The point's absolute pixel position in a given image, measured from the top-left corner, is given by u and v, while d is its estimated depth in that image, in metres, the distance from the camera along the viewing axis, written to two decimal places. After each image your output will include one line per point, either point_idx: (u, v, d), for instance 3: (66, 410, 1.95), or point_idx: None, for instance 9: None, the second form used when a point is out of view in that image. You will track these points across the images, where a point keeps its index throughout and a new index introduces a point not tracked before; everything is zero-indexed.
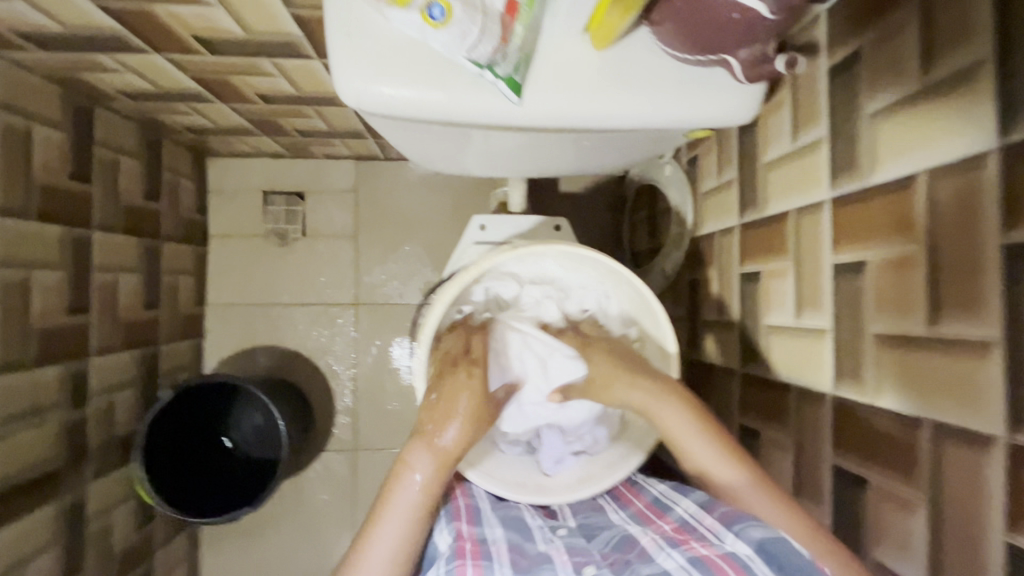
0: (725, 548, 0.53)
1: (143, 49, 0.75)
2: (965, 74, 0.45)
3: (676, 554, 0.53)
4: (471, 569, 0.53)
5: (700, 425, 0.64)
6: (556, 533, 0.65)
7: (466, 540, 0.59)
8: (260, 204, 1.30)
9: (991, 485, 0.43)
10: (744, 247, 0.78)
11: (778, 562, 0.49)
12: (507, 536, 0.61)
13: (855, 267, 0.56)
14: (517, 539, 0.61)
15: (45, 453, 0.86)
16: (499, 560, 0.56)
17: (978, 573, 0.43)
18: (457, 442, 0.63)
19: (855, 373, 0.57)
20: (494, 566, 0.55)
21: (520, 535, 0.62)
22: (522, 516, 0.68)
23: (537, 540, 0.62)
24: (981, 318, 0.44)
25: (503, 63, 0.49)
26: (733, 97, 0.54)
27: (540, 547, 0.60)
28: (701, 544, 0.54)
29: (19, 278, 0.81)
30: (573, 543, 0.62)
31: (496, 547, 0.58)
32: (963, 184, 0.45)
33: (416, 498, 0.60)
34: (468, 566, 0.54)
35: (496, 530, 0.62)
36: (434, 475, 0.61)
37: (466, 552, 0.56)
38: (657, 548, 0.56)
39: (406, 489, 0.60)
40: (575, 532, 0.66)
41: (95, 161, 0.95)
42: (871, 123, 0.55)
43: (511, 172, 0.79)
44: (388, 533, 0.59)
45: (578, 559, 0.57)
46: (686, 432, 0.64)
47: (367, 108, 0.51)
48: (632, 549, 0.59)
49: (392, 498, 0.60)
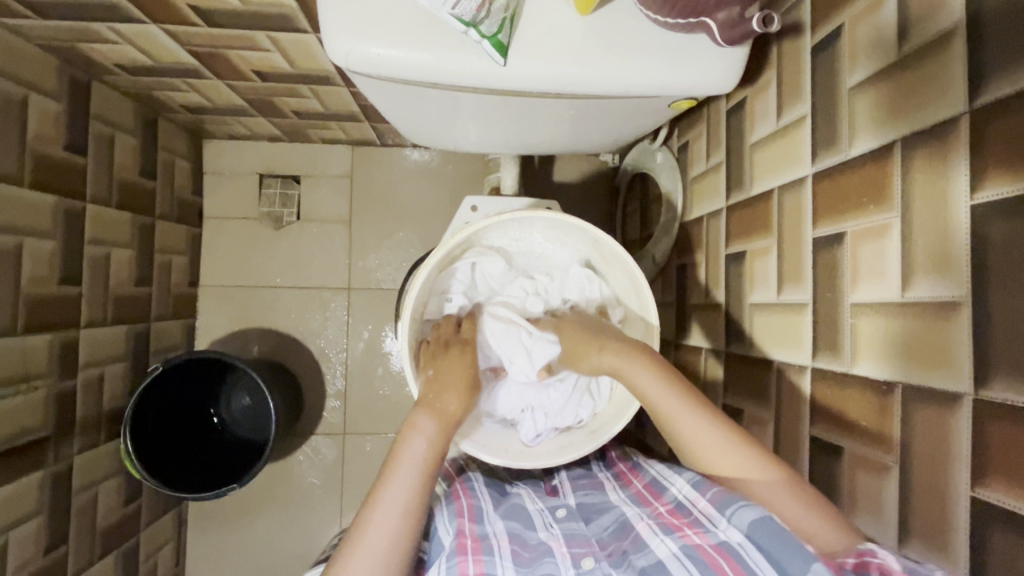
0: (718, 535, 0.54)
1: (139, 18, 0.76)
2: (938, 42, 0.46)
3: (670, 541, 0.56)
4: (471, 566, 0.56)
5: (667, 381, 0.64)
6: (555, 516, 0.68)
7: (465, 536, 0.60)
8: (255, 187, 1.31)
9: (958, 442, 0.43)
10: (730, 228, 0.79)
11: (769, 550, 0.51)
12: (508, 527, 0.63)
13: (833, 239, 0.57)
14: (517, 529, 0.63)
15: (32, 420, 0.86)
16: (500, 554, 0.58)
17: (945, 530, 0.44)
18: (456, 406, 0.67)
19: (832, 343, 0.57)
20: (495, 562, 0.57)
21: (521, 524, 0.64)
22: (522, 502, 0.70)
23: (537, 528, 0.64)
24: (950, 280, 0.44)
25: (487, 22, 0.50)
26: (717, 66, 0.55)
27: (540, 535, 0.62)
28: (694, 531, 0.56)
29: (10, 244, 0.82)
30: (571, 530, 0.64)
31: (497, 541, 0.60)
32: (934, 150, 0.46)
33: (421, 459, 0.62)
34: (468, 563, 0.56)
35: (497, 522, 0.64)
36: (437, 435, 0.64)
37: (466, 547, 0.58)
38: (651, 534, 0.58)
39: (412, 450, 0.62)
40: (574, 515, 0.68)
41: (90, 133, 0.96)
42: (851, 96, 0.56)
43: (500, 143, 0.80)
44: (395, 491, 0.60)
45: (578, 551, 0.60)
46: (658, 393, 0.63)
47: (356, 68, 0.53)
48: (627, 537, 0.61)
49: (397, 459, 0.62)
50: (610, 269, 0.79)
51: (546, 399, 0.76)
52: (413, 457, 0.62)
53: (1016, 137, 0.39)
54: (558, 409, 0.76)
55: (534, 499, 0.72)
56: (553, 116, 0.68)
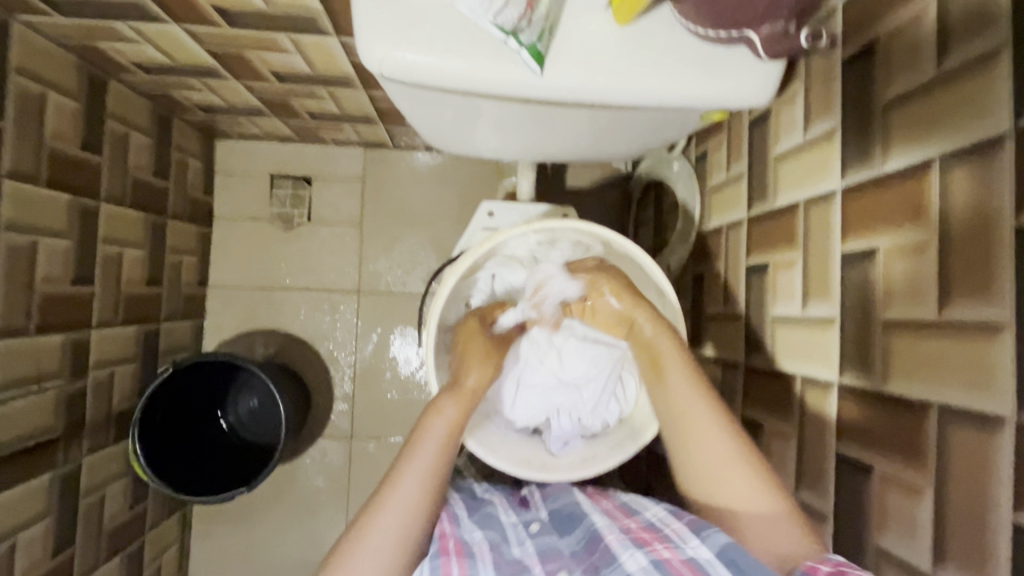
0: (687, 552, 0.54)
1: (161, 18, 0.75)
2: (982, 60, 0.45)
3: (640, 555, 0.55)
4: (455, 569, 0.56)
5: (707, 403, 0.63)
6: (529, 530, 0.67)
7: (446, 539, 0.60)
8: (266, 188, 1.30)
9: (1000, 465, 0.43)
10: (751, 240, 0.79)
11: (739, 566, 0.51)
12: (486, 537, 0.62)
13: (865, 254, 0.57)
14: (496, 539, 0.63)
15: (43, 421, 0.85)
16: (482, 561, 0.58)
17: (987, 554, 0.43)
18: (474, 381, 0.68)
19: (862, 361, 0.57)
20: (478, 568, 0.57)
21: (498, 535, 0.64)
22: (495, 512, 0.69)
23: (512, 542, 0.63)
24: (991, 301, 0.44)
25: (527, 31, 0.50)
26: (754, 79, 0.55)
27: (516, 550, 0.62)
28: (665, 546, 0.55)
29: (25, 242, 0.81)
30: (544, 543, 0.64)
31: (477, 548, 0.59)
32: (977, 168, 0.45)
33: (446, 433, 0.64)
34: (453, 564, 0.56)
35: (475, 530, 0.63)
36: (461, 414, 0.66)
37: (449, 550, 0.58)
38: (621, 547, 0.57)
39: (437, 423, 0.65)
40: (549, 527, 0.67)
41: (105, 132, 0.95)
42: (885, 112, 0.55)
43: (524, 152, 0.80)
44: (420, 462, 0.62)
45: (552, 567, 0.59)
46: (694, 407, 0.63)
47: (390, 75, 0.52)
48: (597, 548, 0.60)
49: (423, 432, 0.64)
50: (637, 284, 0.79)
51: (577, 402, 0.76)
52: (438, 432, 0.64)
53: None
54: (586, 417, 0.76)
55: (507, 511, 0.71)
56: (581, 126, 0.68)
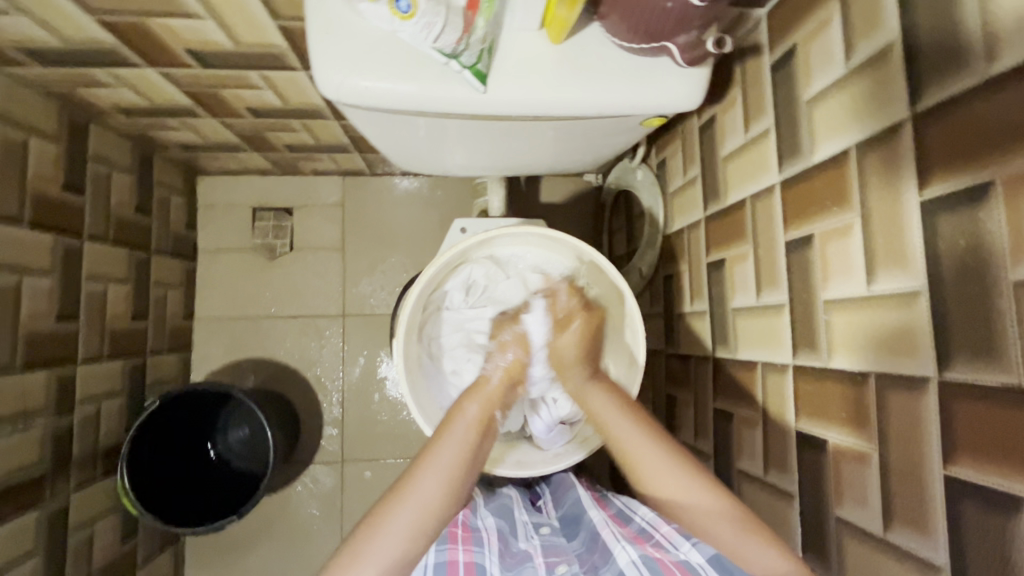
0: (679, 555, 0.55)
1: (136, 62, 0.80)
2: (880, 55, 0.50)
3: (631, 549, 0.57)
4: (460, 554, 0.61)
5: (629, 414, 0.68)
6: (539, 531, 0.69)
7: (457, 525, 0.65)
8: (248, 221, 1.34)
9: (927, 421, 0.46)
10: (709, 238, 0.82)
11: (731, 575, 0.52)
12: (497, 523, 0.67)
13: (803, 241, 0.61)
14: (505, 531, 0.66)
15: (30, 457, 0.86)
16: (489, 547, 0.62)
17: (922, 510, 0.46)
18: (497, 386, 0.72)
19: (810, 340, 0.60)
20: (483, 553, 0.61)
21: (508, 525, 0.68)
22: (511, 504, 0.73)
23: (520, 536, 0.66)
24: (908, 271, 0.47)
25: (466, 53, 0.55)
26: (683, 83, 0.60)
27: (523, 543, 0.64)
28: (656, 549, 0.57)
29: (9, 283, 0.83)
30: (551, 542, 0.66)
31: (486, 534, 0.64)
32: (885, 153, 0.50)
33: (470, 431, 0.66)
34: (458, 551, 0.61)
35: (488, 516, 0.68)
36: (482, 418, 0.68)
37: (457, 536, 0.63)
38: (615, 541, 0.59)
39: (461, 420, 0.67)
40: (557, 531, 0.69)
41: (88, 174, 0.99)
42: (808, 108, 0.60)
43: (491, 167, 0.85)
44: (449, 450, 0.64)
45: (553, 560, 0.62)
46: (617, 420, 0.68)
47: (346, 100, 0.56)
48: (597, 548, 0.62)
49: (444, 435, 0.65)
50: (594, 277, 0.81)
51: (555, 409, 0.79)
52: (462, 428, 0.66)
53: (954, 137, 0.43)
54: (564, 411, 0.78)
55: (522, 508, 0.74)
56: (533, 138, 0.72)
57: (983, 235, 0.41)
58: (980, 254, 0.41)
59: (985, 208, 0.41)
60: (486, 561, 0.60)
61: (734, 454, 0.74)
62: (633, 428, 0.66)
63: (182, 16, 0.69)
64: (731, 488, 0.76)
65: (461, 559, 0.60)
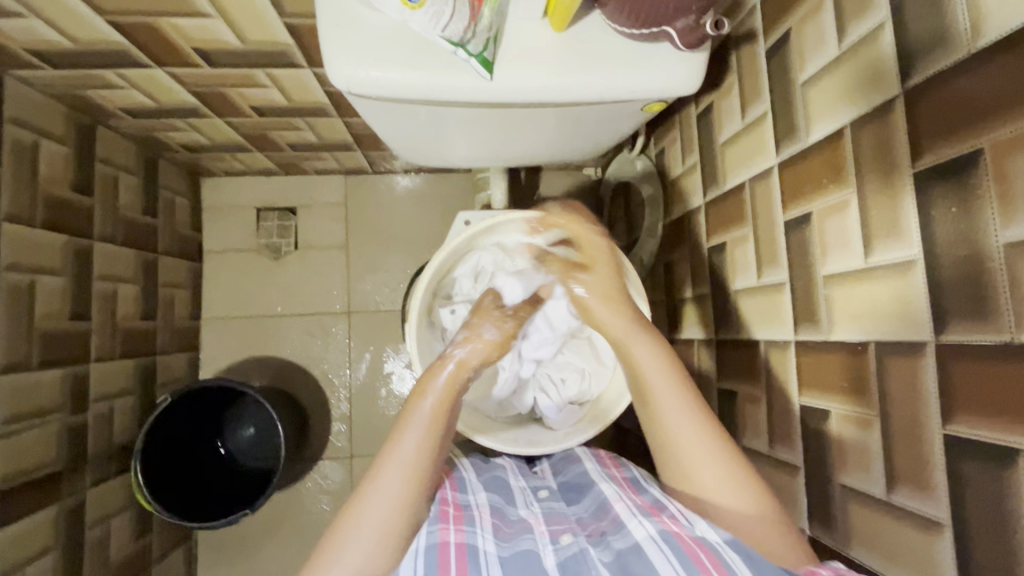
0: (696, 531, 0.56)
1: (145, 63, 0.81)
2: (872, 35, 0.52)
3: (648, 523, 0.58)
4: (452, 534, 0.59)
5: (682, 391, 0.66)
6: (538, 495, 0.71)
7: (447, 506, 0.64)
8: (253, 220, 1.35)
9: (926, 385, 0.47)
10: (709, 223, 0.84)
11: (748, 553, 0.53)
12: (489, 501, 0.67)
13: (801, 220, 0.62)
14: (499, 504, 0.67)
15: (47, 454, 0.88)
16: (481, 526, 0.62)
17: (925, 470, 0.48)
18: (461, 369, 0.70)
19: (812, 316, 0.61)
20: (475, 532, 0.61)
21: (502, 499, 0.69)
22: (505, 477, 0.74)
23: (518, 504, 0.68)
24: (904, 241, 0.49)
25: (473, 42, 0.57)
26: (681, 68, 0.62)
27: (521, 511, 0.66)
28: (672, 521, 0.58)
29: (23, 282, 0.85)
30: (551, 508, 0.67)
31: (478, 512, 0.64)
32: (878, 130, 0.52)
33: (427, 420, 0.66)
34: (450, 531, 0.60)
35: (479, 493, 0.69)
36: (438, 411, 0.67)
37: (448, 516, 0.62)
38: (629, 515, 0.60)
39: (419, 411, 0.66)
40: (556, 494, 0.71)
41: (97, 175, 1.01)
42: (804, 90, 0.62)
43: (494, 157, 0.88)
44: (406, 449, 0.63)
45: (556, 529, 0.62)
46: (661, 387, 0.66)
47: (356, 91, 0.58)
48: (605, 516, 0.63)
49: (404, 426, 0.65)
50: None
51: (563, 389, 0.81)
52: (421, 422, 0.65)
53: (943, 111, 0.45)
54: (573, 393, 0.81)
55: (516, 476, 0.75)
56: (536, 125, 0.74)
57: (974, 203, 0.43)
58: (972, 220, 0.43)
59: (977, 175, 0.43)
60: (480, 540, 0.60)
61: (739, 432, 0.76)
62: (691, 413, 0.64)
63: (192, 16, 0.71)
64: None
65: (453, 539, 0.59)
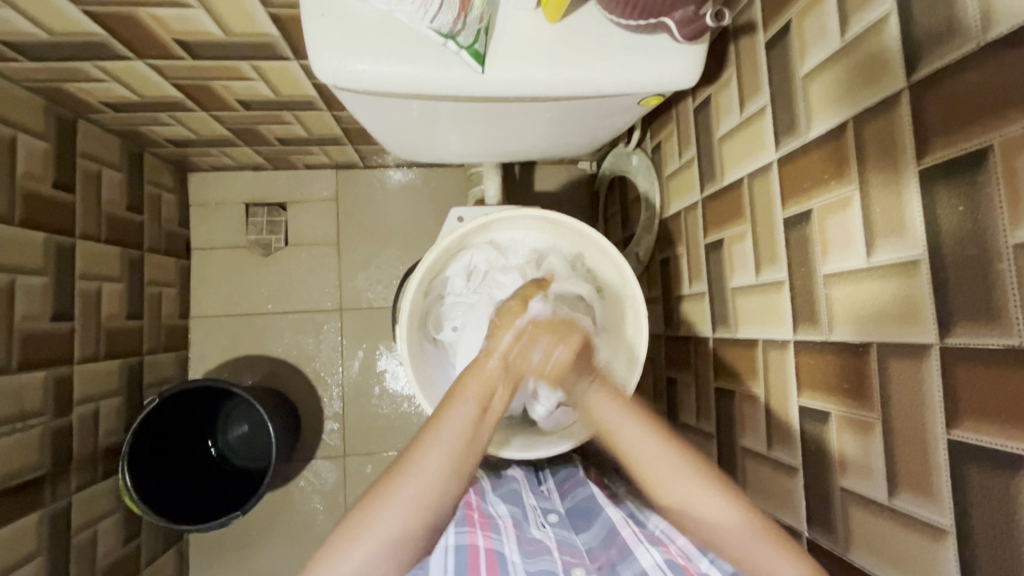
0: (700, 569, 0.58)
1: (124, 54, 0.78)
2: (875, 27, 0.50)
3: (653, 551, 0.60)
4: (480, 539, 0.62)
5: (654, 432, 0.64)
6: (547, 518, 0.72)
7: (473, 511, 0.67)
8: (242, 216, 1.33)
9: (930, 387, 0.46)
10: (707, 219, 0.83)
11: None
12: (510, 513, 0.70)
13: (802, 217, 0.61)
14: (519, 517, 0.70)
15: (29, 458, 0.86)
16: (506, 535, 0.65)
17: (928, 474, 0.47)
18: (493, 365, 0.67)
19: (811, 315, 0.60)
20: (501, 539, 0.64)
21: (520, 514, 0.71)
22: (518, 493, 0.76)
23: (533, 524, 0.70)
24: (908, 241, 0.48)
25: (463, 34, 0.54)
26: (679, 60, 0.60)
27: (537, 531, 0.68)
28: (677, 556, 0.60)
29: (3, 282, 0.82)
30: (562, 536, 0.69)
31: (501, 522, 0.67)
32: (882, 125, 0.50)
33: (461, 433, 0.62)
34: (478, 534, 0.63)
35: (499, 505, 0.71)
36: (469, 424, 0.63)
37: (475, 521, 0.66)
38: (636, 541, 0.63)
39: (453, 422, 0.62)
40: (564, 520, 0.73)
41: (78, 171, 0.98)
42: (804, 83, 0.60)
43: (489, 151, 0.86)
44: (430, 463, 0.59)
45: (569, 559, 0.63)
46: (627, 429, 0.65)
47: (342, 84, 0.56)
48: (614, 546, 0.65)
49: (443, 420, 0.62)
50: (597, 262, 0.82)
51: None
52: (457, 426, 0.62)
53: (949, 106, 0.43)
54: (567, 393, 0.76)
55: (529, 493, 0.78)
56: (530, 120, 0.72)
57: (981, 201, 0.42)
58: (979, 219, 0.42)
59: (985, 172, 0.41)
60: (506, 547, 0.62)
61: (737, 433, 0.75)
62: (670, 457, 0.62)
63: (172, 6, 0.68)
64: (734, 465, 0.77)
65: (481, 542, 0.62)
